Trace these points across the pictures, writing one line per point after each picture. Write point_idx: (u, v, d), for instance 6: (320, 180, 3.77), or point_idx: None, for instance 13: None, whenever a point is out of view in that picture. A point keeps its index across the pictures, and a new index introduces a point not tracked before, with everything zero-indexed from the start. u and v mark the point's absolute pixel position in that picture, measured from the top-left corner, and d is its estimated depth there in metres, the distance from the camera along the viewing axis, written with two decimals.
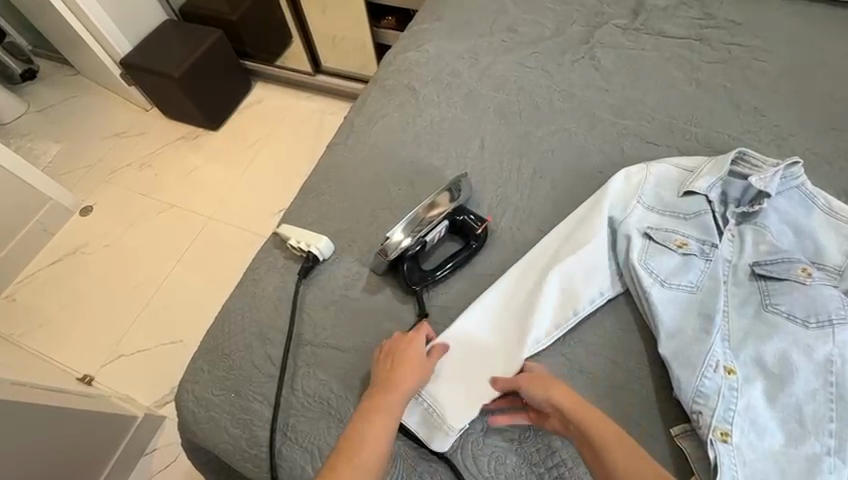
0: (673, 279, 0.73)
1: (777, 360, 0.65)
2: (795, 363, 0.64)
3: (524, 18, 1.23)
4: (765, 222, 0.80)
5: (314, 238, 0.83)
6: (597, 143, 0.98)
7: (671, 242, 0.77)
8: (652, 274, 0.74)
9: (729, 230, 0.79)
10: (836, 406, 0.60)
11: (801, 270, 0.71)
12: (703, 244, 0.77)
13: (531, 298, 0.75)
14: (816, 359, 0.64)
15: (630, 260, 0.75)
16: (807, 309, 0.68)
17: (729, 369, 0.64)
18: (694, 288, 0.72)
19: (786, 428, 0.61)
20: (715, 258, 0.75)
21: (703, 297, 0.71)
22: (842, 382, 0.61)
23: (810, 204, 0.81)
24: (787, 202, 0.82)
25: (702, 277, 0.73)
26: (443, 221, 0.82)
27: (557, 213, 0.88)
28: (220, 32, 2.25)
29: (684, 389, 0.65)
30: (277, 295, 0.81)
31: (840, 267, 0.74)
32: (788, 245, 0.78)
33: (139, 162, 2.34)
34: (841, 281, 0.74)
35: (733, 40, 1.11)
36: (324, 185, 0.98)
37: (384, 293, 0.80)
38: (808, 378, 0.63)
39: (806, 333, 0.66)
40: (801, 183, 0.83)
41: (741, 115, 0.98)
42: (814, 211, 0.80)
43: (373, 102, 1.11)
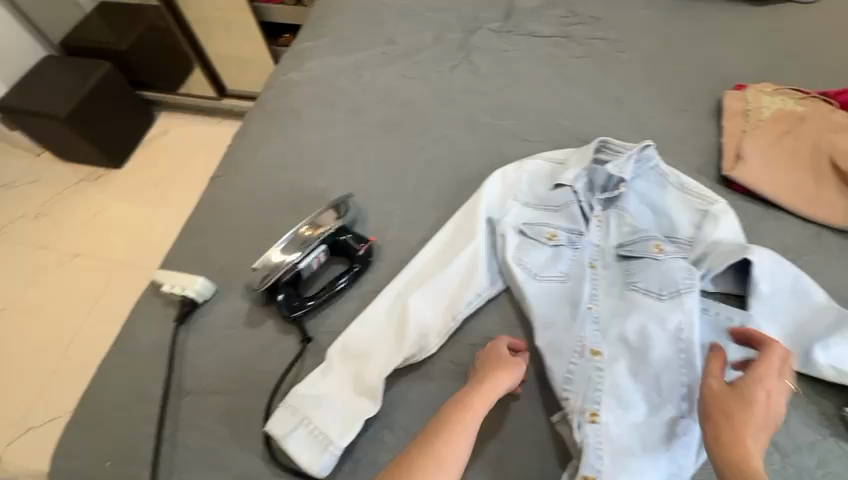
0: (545, 271, 0.77)
1: (637, 335, 0.69)
2: (651, 336, 0.68)
3: (403, 29, 1.24)
4: (628, 205, 0.85)
5: (189, 280, 0.79)
6: (477, 147, 1.00)
7: (541, 235, 0.81)
8: (525, 269, 0.77)
9: (595, 217, 0.84)
10: (686, 370, 0.65)
11: (654, 246, 0.77)
12: (571, 233, 0.82)
13: (412, 311, 0.75)
14: (669, 329, 0.68)
15: (506, 258, 0.79)
16: (662, 282, 0.72)
17: (595, 351, 0.69)
18: (565, 277, 0.77)
19: (647, 399, 0.65)
20: (583, 246, 0.81)
21: (572, 285, 0.76)
22: (691, 348, 0.66)
23: (665, 182, 0.87)
24: (646, 183, 0.88)
25: (571, 266, 0.78)
26: (320, 246, 0.80)
27: (442, 220, 0.90)
28: (109, 64, 2.11)
29: (557, 376, 0.69)
30: (155, 346, 0.77)
31: (691, 238, 0.80)
32: (647, 224, 0.84)
33: (34, 212, 2.15)
34: (693, 250, 0.79)
35: (596, 34, 1.18)
36: (206, 221, 0.93)
37: (270, 327, 0.77)
38: (662, 347, 0.67)
39: (660, 304, 0.71)
40: (656, 164, 0.89)
41: (605, 106, 1.05)
42: (668, 189, 0.86)
43: (255, 128, 1.08)
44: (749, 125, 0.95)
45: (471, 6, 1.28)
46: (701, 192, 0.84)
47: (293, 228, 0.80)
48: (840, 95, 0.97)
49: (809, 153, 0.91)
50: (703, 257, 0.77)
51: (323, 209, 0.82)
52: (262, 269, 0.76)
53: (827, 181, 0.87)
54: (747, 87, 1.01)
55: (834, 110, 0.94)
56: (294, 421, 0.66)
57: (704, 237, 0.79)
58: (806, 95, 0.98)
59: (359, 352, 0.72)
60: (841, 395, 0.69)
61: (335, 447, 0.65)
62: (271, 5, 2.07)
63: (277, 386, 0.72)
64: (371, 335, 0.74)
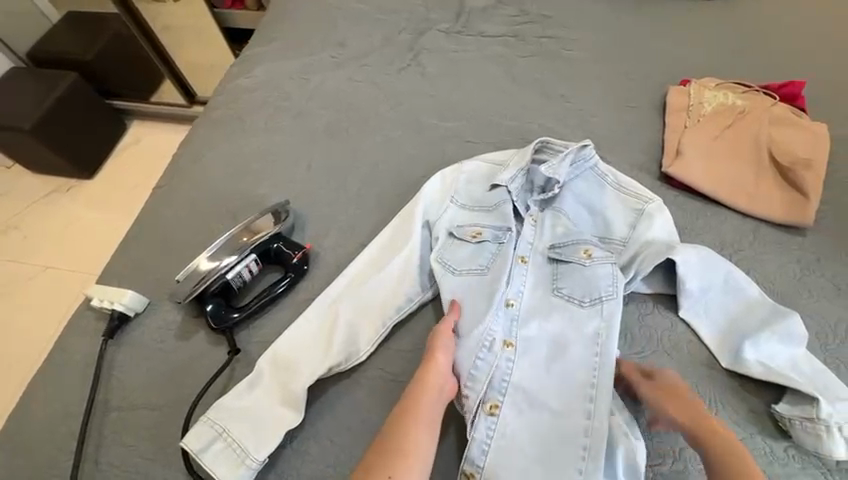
0: (465, 266, 0.78)
1: (553, 337, 0.72)
2: (569, 339, 0.70)
3: (353, 32, 1.24)
4: (563, 206, 0.85)
5: (118, 293, 0.78)
6: (420, 149, 1.00)
7: (469, 233, 0.82)
8: (445, 265, 0.79)
9: (528, 216, 0.84)
10: (598, 373, 0.67)
11: (584, 251, 0.77)
12: (497, 230, 0.82)
13: (342, 317, 0.74)
14: (586, 332, 0.70)
15: (433, 259, 0.80)
16: (583, 290, 0.74)
17: (508, 342, 0.72)
18: (484, 270, 0.78)
19: (556, 395, 0.67)
20: (508, 240, 0.81)
21: (491, 282, 0.77)
22: (604, 354, 0.68)
23: (602, 182, 0.86)
24: (584, 183, 0.86)
25: (493, 261, 0.79)
26: (249, 255, 0.79)
27: (381, 225, 0.89)
28: (76, 74, 2.09)
29: (465, 368, 0.70)
30: (84, 362, 0.76)
31: (625, 238, 0.80)
32: (582, 227, 0.84)
33: (4, 225, 2.13)
34: (625, 251, 0.79)
35: (544, 33, 1.18)
36: (144, 232, 0.92)
37: (201, 338, 0.77)
38: (577, 351, 0.69)
39: (581, 312, 0.72)
40: (596, 163, 0.87)
41: (550, 104, 1.05)
42: (606, 188, 0.85)
43: (200, 136, 1.07)
44: (691, 120, 0.95)
45: (422, 8, 1.27)
46: (637, 192, 0.83)
47: (227, 234, 0.81)
48: (782, 88, 0.96)
49: (748, 146, 0.90)
50: (634, 258, 0.77)
51: (261, 214, 0.84)
52: (186, 281, 0.77)
53: (766, 174, 0.87)
54: (691, 82, 1.00)
55: (775, 103, 0.94)
56: (211, 433, 0.65)
57: (636, 238, 0.79)
58: (748, 89, 0.98)
59: (287, 361, 0.72)
60: (771, 391, 0.69)
61: (255, 460, 0.64)
62: (233, 10, 2.09)
63: (203, 399, 0.71)
64: (300, 343, 0.73)
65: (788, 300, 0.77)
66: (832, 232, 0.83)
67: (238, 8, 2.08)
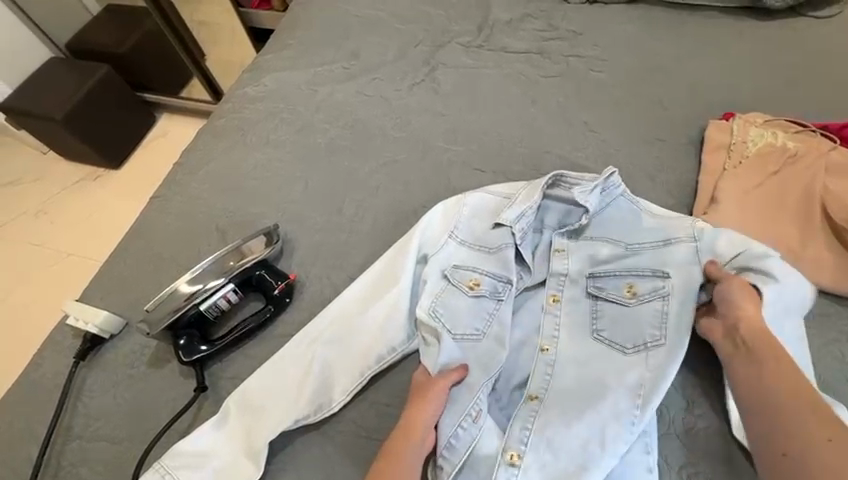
0: (457, 326, 0.72)
1: (591, 383, 0.67)
2: (610, 385, 0.65)
3: (368, 42, 1.18)
4: (595, 236, 0.78)
5: (92, 313, 0.75)
6: (424, 174, 0.93)
7: (464, 282, 0.75)
8: (440, 323, 0.71)
9: (565, 249, 0.77)
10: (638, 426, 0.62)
11: (629, 288, 0.72)
12: (498, 281, 0.75)
13: (319, 361, 0.69)
14: (630, 378, 0.65)
15: (420, 309, 0.72)
16: (639, 329, 0.69)
17: (533, 396, 0.67)
18: (480, 335, 0.71)
19: (586, 452, 0.62)
20: (506, 298, 0.73)
21: (485, 345, 0.70)
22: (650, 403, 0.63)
23: (638, 210, 0.79)
24: (615, 212, 0.79)
25: (490, 322, 0.72)
26: (229, 283, 0.75)
27: (373, 256, 0.83)
28: (109, 68, 2.14)
29: (443, 434, 0.64)
30: (55, 382, 0.74)
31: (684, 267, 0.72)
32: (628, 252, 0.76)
33: (35, 210, 2.21)
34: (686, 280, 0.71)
35: (572, 51, 1.08)
36: (134, 245, 0.90)
37: (172, 368, 0.73)
38: (620, 398, 0.64)
39: (620, 355, 0.68)
40: (623, 190, 0.80)
41: (570, 132, 0.95)
42: (644, 217, 0.78)
43: (201, 146, 1.04)
44: (730, 162, 0.84)
45: (443, 18, 1.19)
46: (684, 219, 0.75)
47: (214, 254, 0.76)
48: (842, 129, 0.84)
49: (797, 196, 0.79)
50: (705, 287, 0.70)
51: (252, 235, 0.79)
52: (153, 312, 0.72)
53: (815, 232, 0.75)
54: (735, 116, 0.89)
55: (834, 147, 0.81)
56: None
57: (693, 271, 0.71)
58: (802, 128, 0.85)
59: (254, 405, 0.67)
60: None
61: None
62: (259, 11, 2.07)
63: (163, 438, 0.67)
64: (270, 386, 0.68)
65: (829, 385, 0.66)
66: None
67: (264, 9, 2.06)
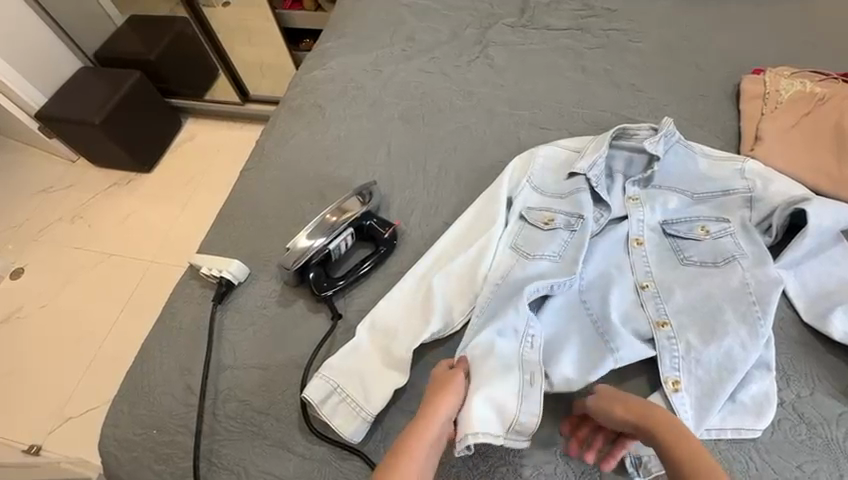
0: (536, 252, 0.81)
1: (699, 303, 0.75)
2: (719, 298, 0.74)
3: (421, 27, 1.28)
4: (662, 183, 0.88)
5: (226, 262, 0.84)
6: (495, 135, 1.04)
7: (542, 219, 0.84)
8: (519, 252, 0.81)
9: (641, 197, 0.86)
10: (763, 324, 0.70)
11: (701, 228, 0.82)
12: (570, 217, 0.84)
13: (437, 293, 0.77)
14: (733, 286, 0.74)
15: (504, 243, 0.83)
16: (717, 254, 0.78)
17: (663, 321, 0.74)
18: (556, 258, 0.80)
19: (724, 355, 0.69)
20: (580, 228, 0.82)
21: (563, 264, 0.79)
22: (764, 302, 0.71)
23: (694, 155, 0.89)
24: (675, 158, 0.89)
25: (565, 248, 0.81)
26: (346, 229, 0.84)
27: (462, 205, 0.93)
28: (139, 73, 2.15)
29: (514, 359, 0.70)
30: (194, 325, 0.82)
31: (750, 198, 0.82)
32: (699, 193, 0.86)
33: (69, 215, 2.20)
34: (753, 210, 0.81)
35: (610, 26, 1.19)
36: (238, 210, 0.98)
37: (301, 306, 0.81)
38: (733, 306, 0.72)
39: (718, 273, 0.76)
40: (678, 138, 0.89)
41: (620, 93, 1.07)
42: (699, 160, 0.89)
43: (282, 124, 1.13)
44: (768, 107, 0.95)
45: (486, 3, 1.30)
46: (731, 157, 0.87)
47: (318, 215, 0.85)
48: None
49: (829, 133, 0.91)
50: (770, 213, 0.80)
51: (347, 197, 0.87)
52: (293, 250, 0.81)
53: None
54: (766, 71, 1.01)
55: None
56: (327, 391, 0.70)
57: (760, 196, 0.81)
58: (826, 77, 0.98)
59: (388, 331, 0.75)
60: None
61: (372, 415, 0.69)
62: (291, 11, 2.16)
63: (308, 361, 0.75)
64: (397, 314, 0.77)
65: None
66: None
67: (297, 9, 2.16)
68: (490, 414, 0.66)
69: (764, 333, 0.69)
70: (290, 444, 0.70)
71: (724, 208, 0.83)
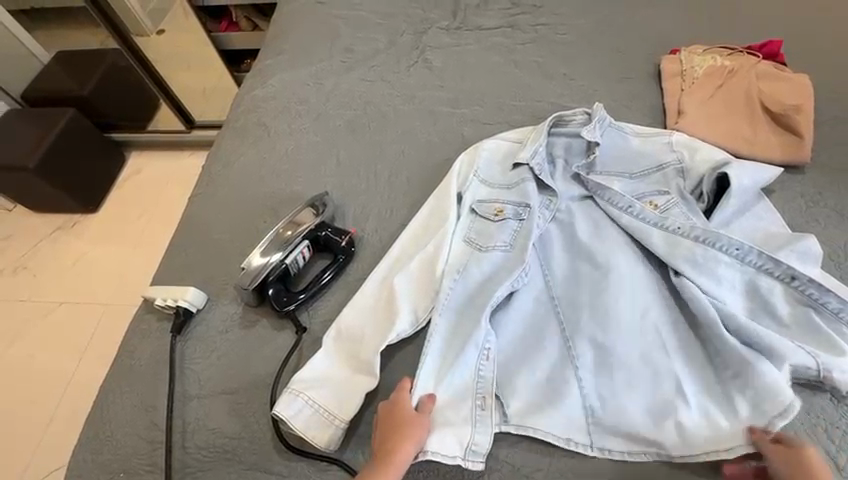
0: (489, 242, 0.84)
1: (641, 275, 0.79)
2: (672, 263, 0.77)
3: (358, 37, 1.29)
4: (603, 165, 0.93)
5: (181, 291, 0.81)
6: (441, 135, 1.06)
7: (491, 211, 0.87)
8: (475, 245, 0.84)
9: (589, 182, 0.89)
10: (707, 286, 0.75)
11: (650, 203, 0.85)
12: (518, 207, 0.87)
13: (400, 294, 0.78)
14: (685, 249, 0.77)
15: (460, 238, 0.85)
16: (667, 234, 0.80)
17: (622, 292, 0.76)
18: (509, 247, 0.83)
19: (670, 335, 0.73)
20: (528, 217, 0.85)
21: (516, 252, 0.82)
22: (703, 264, 0.76)
23: (625, 134, 0.95)
24: (609, 139, 0.94)
25: (516, 236, 0.84)
26: (303, 241, 0.84)
27: (416, 206, 0.95)
28: (72, 110, 2.06)
29: (469, 378, 0.72)
30: (154, 360, 0.79)
31: (683, 168, 0.88)
32: (638, 169, 0.90)
33: (11, 267, 2.07)
34: (686, 179, 0.87)
35: (537, 21, 1.25)
36: (189, 237, 0.96)
37: (265, 324, 0.81)
38: (682, 267, 0.76)
39: (665, 243, 0.79)
40: (609, 121, 0.95)
41: (553, 83, 1.12)
42: (630, 138, 0.94)
43: (227, 146, 1.11)
44: (686, 83, 1.02)
45: (419, 9, 1.33)
46: (658, 132, 0.93)
47: (272, 231, 0.85)
48: (763, 47, 1.06)
49: (741, 102, 0.99)
50: (700, 181, 0.85)
51: (300, 209, 0.88)
52: (249, 269, 0.80)
53: (761, 123, 0.95)
54: (681, 50, 1.09)
55: (759, 61, 1.03)
56: (298, 402, 0.70)
57: (690, 165, 0.87)
58: (733, 51, 1.07)
59: (354, 339, 0.75)
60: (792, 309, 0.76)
61: (346, 420, 0.69)
62: (227, 33, 2.12)
63: (276, 379, 0.75)
64: (362, 321, 0.77)
65: (794, 228, 0.85)
66: (825, 167, 0.92)
67: (233, 30, 2.12)
68: (450, 433, 0.69)
69: (708, 293, 0.74)
70: (266, 464, 0.69)
71: (661, 181, 0.88)
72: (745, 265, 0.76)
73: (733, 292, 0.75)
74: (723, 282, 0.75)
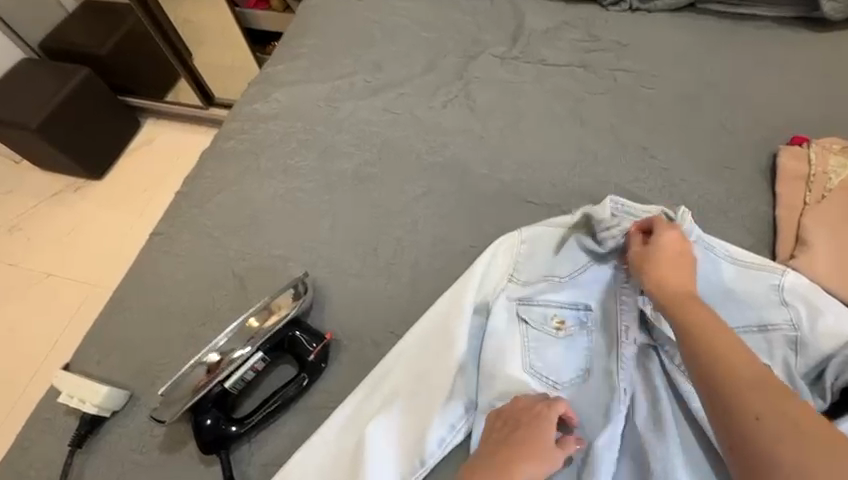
0: (549, 369, 0.65)
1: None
2: None
3: (391, 52, 1.05)
4: None
5: (92, 391, 0.64)
6: (469, 207, 0.83)
7: (548, 323, 0.67)
8: (540, 376, 0.64)
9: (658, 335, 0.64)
10: None
11: None
12: (581, 316, 0.67)
13: (379, 443, 0.60)
14: None
15: (497, 353, 0.65)
16: None
17: None
18: (584, 375, 0.64)
19: None
20: (597, 332, 0.66)
21: (600, 389, 0.63)
22: None
23: (716, 258, 0.68)
24: (694, 264, 0.68)
25: (591, 357, 0.65)
26: (256, 352, 0.64)
27: (418, 308, 0.72)
28: (88, 68, 1.89)
29: None
30: (48, 472, 0.63)
31: (796, 338, 0.62)
32: (729, 322, 0.65)
33: (6, 226, 1.97)
34: (798, 356, 0.61)
35: (619, 65, 0.97)
36: (135, 294, 0.77)
37: (191, 452, 0.62)
38: None
39: None
40: (697, 235, 0.69)
41: (627, 157, 0.86)
42: (723, 266, 0.68)
43: (207, 172, 0.91)
44: (812, 196, 0.76)
45: (472, 25, 1.07)
46: (761, 264, 0.67)
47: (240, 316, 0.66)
48: None
49: None
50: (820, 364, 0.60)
51: (277, 293, 0.67)
52: (169, 396, 0.61)
53: None
54: (810, 143, 0.80)
55: None
56: None
57: (807, 338, 0.62)
58: None
59: None
60: None
61: None
62: (255, 10, 1.89)
63: None
64: (322, 479, 0.59)
65: None
66: None
67: (261, 9, 1.89)
68: None
69: None
70: None
71: (759, 350, 0.63)
72: None
73: None
74: None
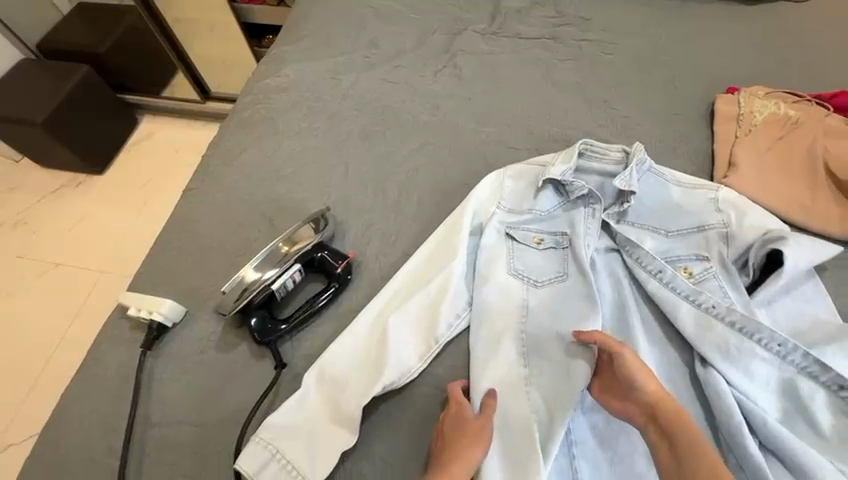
0: (530, 273, 0.79)
1: (662, 353, 0.71)
2: (700, 346, 0.69)
3: (385, 31, 1.19)
4: (638, 213, 0.83)
5: (157, 303, 0.76)
6: (461, 155, 0.97)
7: (530, 239, 0.82)
8: (523, 277, 0.78)
9: (620, 236, 0.79)
10: (741, 380, 0.66)
11: (684, 270, 0.77)
12: (557, 236, 0.82)
13: (397, 332, 0.73)
14: (722, 335, 0.69)
15: (490, 263, 0.79)
16: (698, 313, 0.71)
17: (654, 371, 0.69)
18: (564, 275, 0.78)
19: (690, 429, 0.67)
20: (570, 245, 0.80)
21: (572, 285, 0.76)
22: (740, 354, 0.67)
23: (665, 181, 0.84)
24: (647, 187, 0.84)
25: (567, 261, 0.79)
26: (294, 265, 0.77)
27: (423, 233, 0.86)
28: (87, 67, 1.97)
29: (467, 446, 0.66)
30: (121, 375, 0.75)
31: (728, 232, 0.78)
32: (676, 225, 0.81)
33: (12, 220, 2.03)
34: (729, 247, 0.77)
35: (583, 36, 1.13)
36: (177, 237, 0.89)
37: (243, 350, 0.75)
38: (712, 351, 0.68)
39: (695, 321, 0.71)
40: (649, 165, 0.85)
41: (592, 110, 1.02)
42: (670, 188, 0.83)
43: (230, 137, 1.03)
44: (741, 131, 0.91)
45: (456, 7, 1.22)
46: (701, 186, 0.83)
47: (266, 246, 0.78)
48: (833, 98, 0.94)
49: (802, 160, 0.87)
50: (747, 250, 0.76)
51: (298, 225, 0.79)
52: (232, 291, 0.73)
53: (822, 187, 0.85)
54: (740, 90, 0.97)
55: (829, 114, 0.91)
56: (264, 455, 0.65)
57: (736, 232, 0.77)
58: (799, 99, 0.95)
59: (337, 383, 0.70)
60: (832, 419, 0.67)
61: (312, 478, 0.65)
62: (252, 6, 1.96)
63: (245, 417, 0.70)
64: (349, 362, 0.71)
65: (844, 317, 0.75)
66: None
67: (256, 3, 1.96)
68: None
69: (736, 388, 0.66)
70: None
71: (699, 245, 0.79)
72: (784, 363, 0.67)
73: (767, 391, 0.66)
74: (754, 381, 0.67)
